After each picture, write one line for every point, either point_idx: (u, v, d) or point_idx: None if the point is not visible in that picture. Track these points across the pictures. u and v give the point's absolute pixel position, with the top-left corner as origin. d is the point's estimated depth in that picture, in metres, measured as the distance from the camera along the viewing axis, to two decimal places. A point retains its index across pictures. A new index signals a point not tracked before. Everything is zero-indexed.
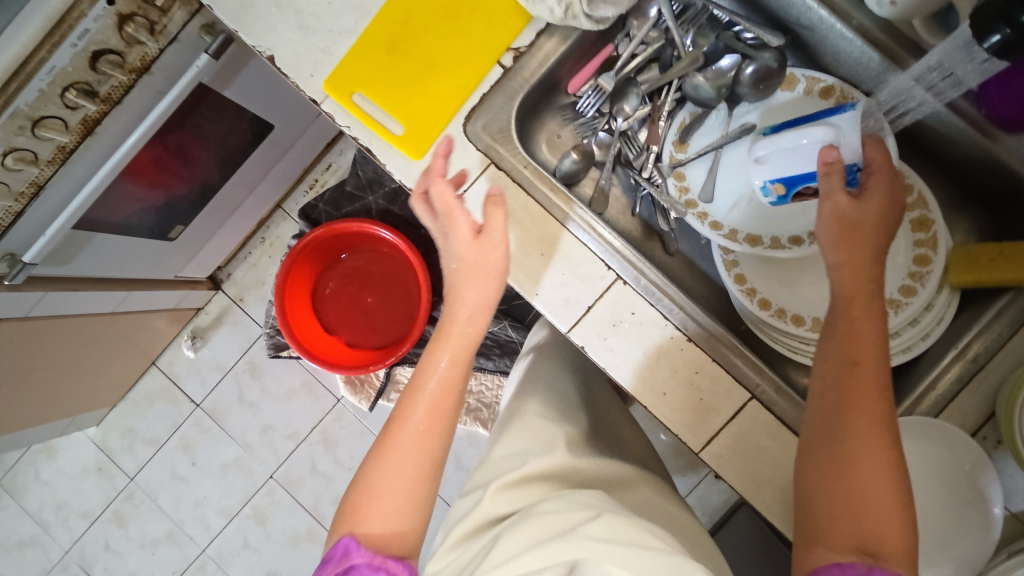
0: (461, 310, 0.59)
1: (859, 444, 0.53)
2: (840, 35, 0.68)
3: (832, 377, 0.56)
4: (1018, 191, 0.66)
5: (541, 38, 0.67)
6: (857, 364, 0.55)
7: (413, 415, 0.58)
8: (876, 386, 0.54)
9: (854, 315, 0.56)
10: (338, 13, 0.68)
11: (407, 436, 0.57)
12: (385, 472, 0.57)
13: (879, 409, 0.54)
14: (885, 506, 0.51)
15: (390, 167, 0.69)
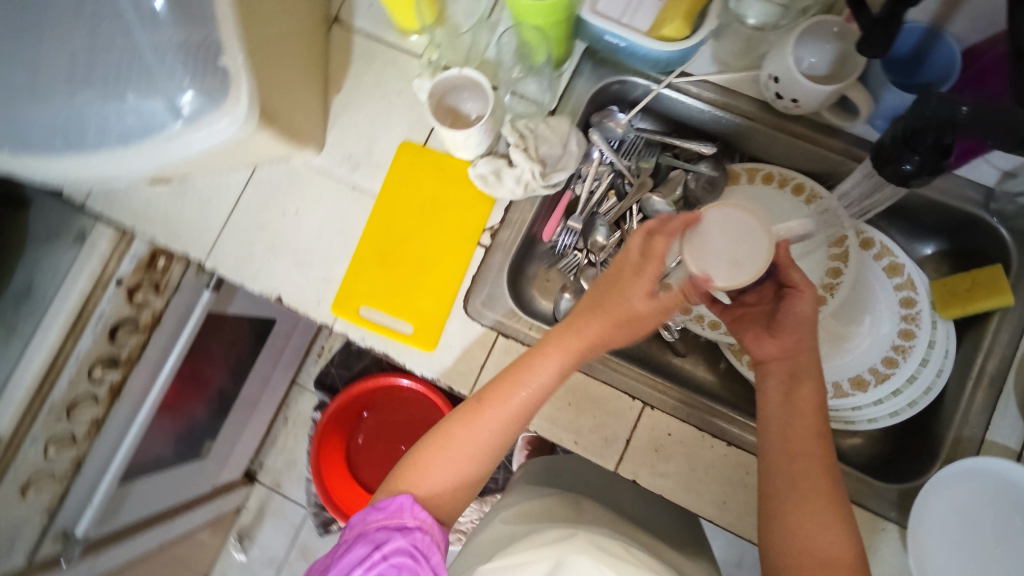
0: (605, 322, 0.60)
1: (812, 495, 0.56)
2: (761, 133, 0.76)
3: (789, 436, 0.59)
4: (964, 220, 0.72)
5: (509, 212, 0.76)
6: (805, 422, 0.59)
7: (513, 400, 0.60)
8: (816, 454, 0.57)
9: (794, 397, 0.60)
10: (329, 242, 0.76)
11: (480, 437, 0.61)
12: (456, 455, 0.61)
13: (829, 479, 0.56)
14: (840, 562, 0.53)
15: (409, 363, 0.74)
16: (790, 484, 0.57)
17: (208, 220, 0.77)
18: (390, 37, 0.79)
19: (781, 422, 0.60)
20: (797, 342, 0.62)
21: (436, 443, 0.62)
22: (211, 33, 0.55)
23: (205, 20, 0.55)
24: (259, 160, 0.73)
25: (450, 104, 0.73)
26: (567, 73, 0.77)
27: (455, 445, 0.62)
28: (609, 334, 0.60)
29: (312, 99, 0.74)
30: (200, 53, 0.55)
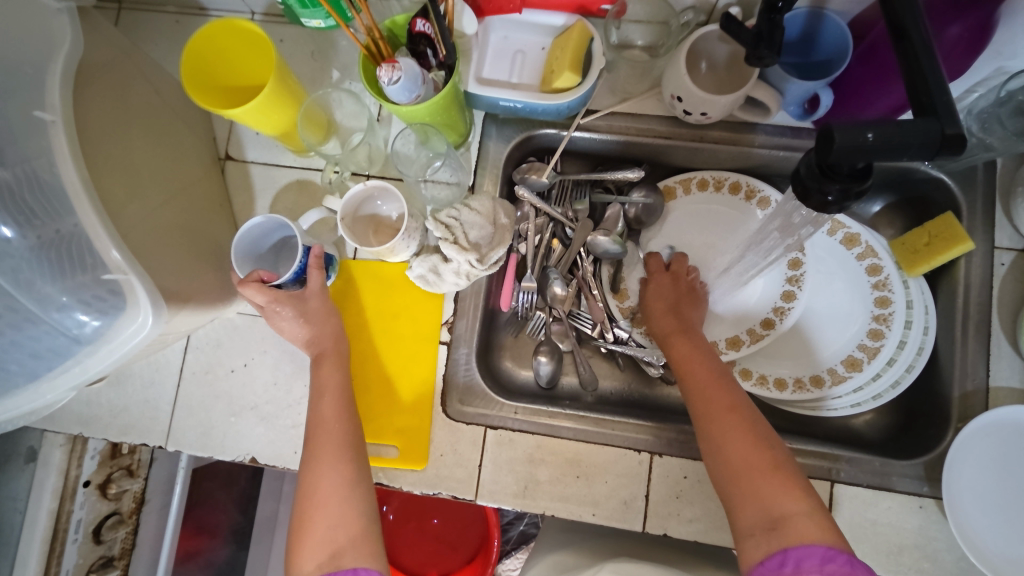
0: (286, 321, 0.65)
1: (716, 415, 0.56)
2: (679, 146, 0.74)
3: (682, 376, 0.61)
4: (902, 174, 0.71)
5: (459, 301, 0.73)
6: (686, 362, 0.62)
7: (324, 410, 0.62)
8: (714, 381, 0.59)
9: (673, 348, 0.64)
10: (288, 386, 0.72)
11: (325, 475, 0.57)
12: (317, 510, 0.56)
13: (724, 396, 0.57)
14: (764, 473, 0.52)
15: (404, 487, 0.69)
16: (697, 415, 0.57)
17: (157, 402, 0.74)
18: (288, 161, 0.76)
19: (677, 366, 0.62)
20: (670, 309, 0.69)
21: (300, 509, 0.56)
22: (66, 225, 0.51)
23: (60, 213, 0.51)
24: (188, 329, 0.70)
25: (366, 212, 0.70)
26: (473, 144, 0.75)
27: (312, 502, 0.57)
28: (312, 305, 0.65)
29: (222, 251, 0.71)
30: (54, 255, 0.51)
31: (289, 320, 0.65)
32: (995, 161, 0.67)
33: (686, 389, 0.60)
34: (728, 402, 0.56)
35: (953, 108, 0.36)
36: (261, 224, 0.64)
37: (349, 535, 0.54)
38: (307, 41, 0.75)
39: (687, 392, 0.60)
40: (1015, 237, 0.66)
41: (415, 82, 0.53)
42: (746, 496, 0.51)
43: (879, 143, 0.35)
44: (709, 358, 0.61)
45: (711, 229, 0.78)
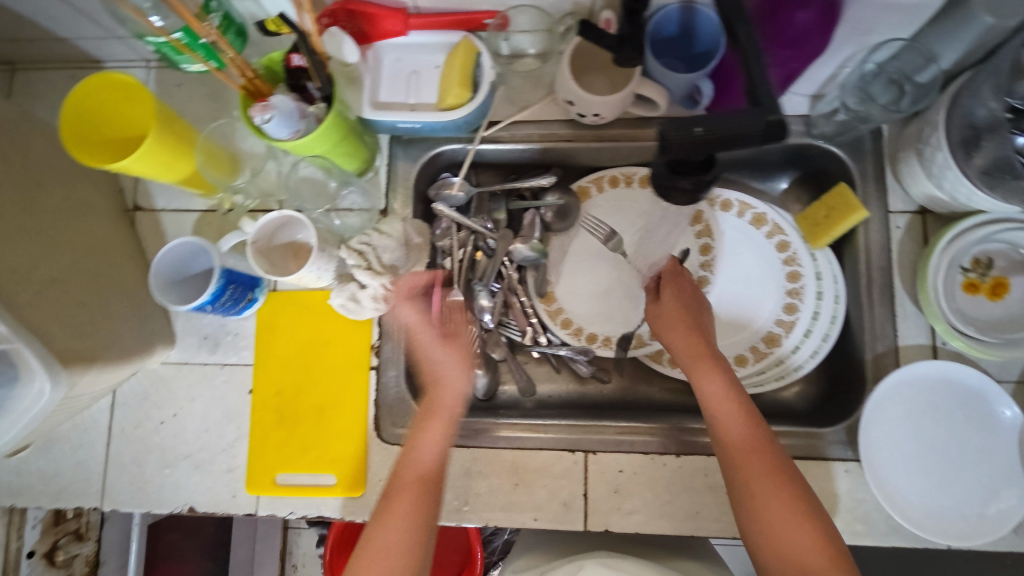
0: (429, 436, 0.61)
1: (763, 481, 0.56)
2: (584, 148, 0.76)
3: (721, 428, 0.59)
4: (797, 152, 0.73)
5: (383, 324, 0.73)
6: (726, 413, 0.60)
7: (422, 446, 0.61)
8: (757, 441, 0.58)
9: (708, 391, 0.61)
10: (220, 430, 0.71)
11: (395, 517, 0.57)
12: (375, 552, 0.56)
13: (765, 453, 0.57)
14: (807, 536, 0.53)
15: (346, 517, 0.69)
16: (742, 476, 0.57)
17: (89, 464, 0.72)
18: (199, 206, 0.75)
19: (716, 415, 0.60)
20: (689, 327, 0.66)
21: (360, 550, 0.56)
22: None
23: None
24: (109, 386, 0.69)
25: (284, 239, 0.67)
26: (382, 167, 0.76)
27: (371, 542, 0.56)
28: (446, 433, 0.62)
29: (140, 303, 0.71)
30: None
31: (431, 449, 0.61)
32: (881, 129, 0.69)
33: (728, 445, 0.58)
34: (772, 460, 0.57)
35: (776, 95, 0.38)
36: (182, 247, 0.64)
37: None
38: (206, 83, 0.75)
39: (728, 448, 0.58)
40: (908, 200, 0.68)
41: (290, 117, 0.53)
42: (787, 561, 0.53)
43: (708, 135, 0.37)
44: (747, 405, 0.60)
45: (626, 223, 0.80)
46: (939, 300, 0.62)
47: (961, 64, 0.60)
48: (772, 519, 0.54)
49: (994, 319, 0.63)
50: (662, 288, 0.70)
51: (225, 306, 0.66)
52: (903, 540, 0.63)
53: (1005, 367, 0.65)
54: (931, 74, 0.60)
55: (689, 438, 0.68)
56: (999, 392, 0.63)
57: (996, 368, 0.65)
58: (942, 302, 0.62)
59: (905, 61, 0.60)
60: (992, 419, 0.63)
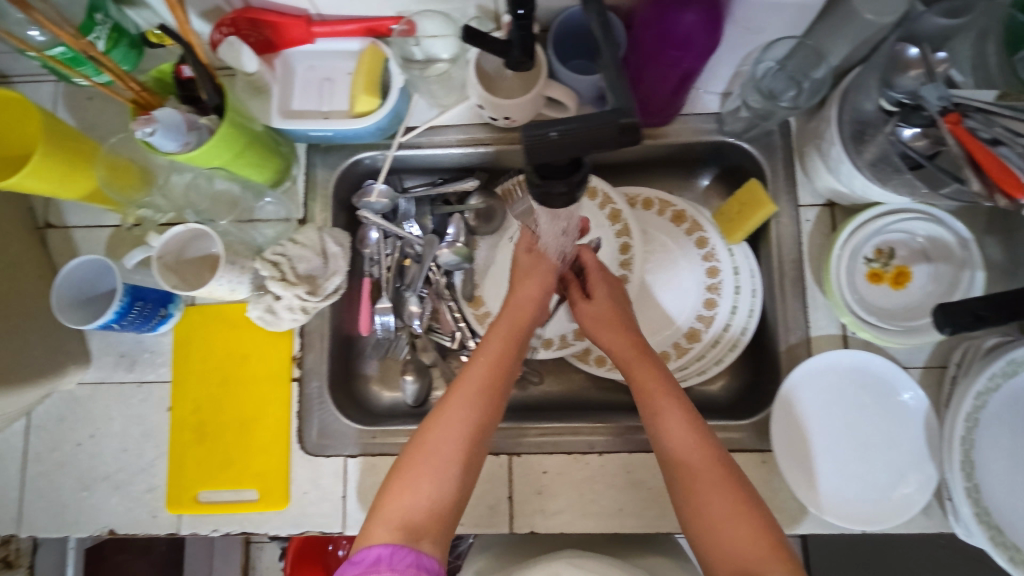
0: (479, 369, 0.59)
1: (704, 473, 0.54)
2: (504, 151, 0.76)
3: (658, 423, 0.57)
4: (712, 150, 0.74)
5: (305, 335, 0.72)
6: (665, 407, 0.57)
7: (469, 381, 0.58)
8: (695, 433, 0.56)
9: (644, 385, 0.59)
10: (139, 450, 0.70)
11: (427, 458, 0.55)
12: (398, 492, 0.54)
13: (700, 445, 0.55)
14: (746, 528, 0.51)
15: (271, 532, 0.68)
16: (681, 470, 0.55)
17: (3, 490, 0.70)
18: (112, 221, 0.74)
19: (648, 408, 0.58)
20: (619, 321, 0.65)
21: (389, 485, 0.54)
22: None
23: None
24: (20, 408, 0.68)
25: (195, 253, 0.66)
26: (300, 176, 0.75)
27: (403, 476, 0.54)
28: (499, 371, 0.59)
29: (50, 323, 0.69)
30: None
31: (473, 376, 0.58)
32: (789, 124, 0.71)
33: (665, 441, 0.56)
34: (708, 451, 0.55)
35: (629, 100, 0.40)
36: (87, 265, 0.64)
37: (432, 515, 0.53)
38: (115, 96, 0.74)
39: (666, 443, 0.56)
40: (817, 193, 0.70)
41: (177, 130, 0.52)
42: (728, 555, 0.51)
43: (563, 138, 0.38)
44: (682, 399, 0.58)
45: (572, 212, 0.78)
46: (843, 291, 0.64)
47: (848, 62, 0.62)
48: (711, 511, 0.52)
49: (898, 307, 0.64)
50: (587, 284, 0.68)
51: (135, 323, 0.66)
52: (818, 527, 0.64)
53: (913, 354, 0.67)
54: (824, 72, 0.61)
55: (611, 436, 0.69)
56: (904, 377, 0.64)
57: (904, 355, 0.67)
58: (845, 292, 0.64)
59: (801, 60, 0.62)
60: (898, 404, 0.65)
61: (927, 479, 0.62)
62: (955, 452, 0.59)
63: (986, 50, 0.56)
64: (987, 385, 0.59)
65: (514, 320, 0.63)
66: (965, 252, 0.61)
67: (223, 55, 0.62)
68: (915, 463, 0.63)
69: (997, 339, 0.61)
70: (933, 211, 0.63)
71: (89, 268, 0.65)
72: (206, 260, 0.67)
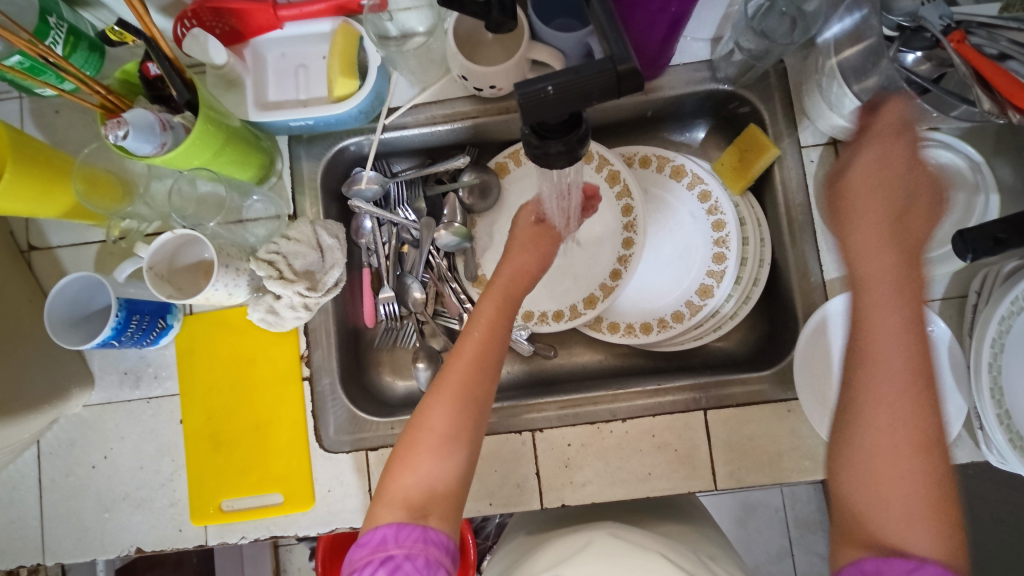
0: (471, 339, 0.59)
1: (902, 416, 0.44)
2: (491, 122, 0.73)
3: (874, 350, 0.45)
4: (707, 99, 0.72)
5: (310, 333, 0.70)
6: (893, 318, 0.45)
7: (464, 350, 0.58)
8: (915, 363, 0.45)
9: (875, 318, 0.46)
10: (156, 466, 0.69)
11: (428, 431, 0.54)
12: (405, 467, 0.53)
13: (920, 408, 0.43)
14: (928, 490, 0.42)
15: (299, 533, 0.68)
16: (870, 401, 0.45)
17: (24, 521, 0.69)
18: (97, 237, 0.71)
19: (865, 323, 0.46)
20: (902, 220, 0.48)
21: (392, 462, 0.55)
22: None
23: None
24: (28, 437, 0.66)
25: (187, 259, 0.64)
26: (285, 170, 0.72)
27: (405, 450, 0.54)
28: (495, 339, 0.60)
29: (47, 348, 0.67)
30: None
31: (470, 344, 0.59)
32: (784, 64, 0.68)
33: (873, 389, 0.45)
34: (926, 413, 0.44)
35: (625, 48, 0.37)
36: (75, 286, 0.62)
37: (442, 490, 0.53)
38: (84, 108, 0.70)
39: (874, 353, 0.45)
40: (818, 132, 0.67)
41: (150, 131, 0.50)
42: (884, 499, 0.43)
43: (559, 95, 0.36)
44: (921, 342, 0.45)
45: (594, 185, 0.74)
46: None
47: None
48: (871, 459, 0.44)
49: None
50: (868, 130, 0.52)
51: (135, 337, 0.64)
52: None
53: (931, 287, 0.65)
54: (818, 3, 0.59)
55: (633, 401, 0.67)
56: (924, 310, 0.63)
57: None
58: None
59: None
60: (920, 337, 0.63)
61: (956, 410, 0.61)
62: (982, 380, 0.58)
63: None
64: (1010, 309, 0.57)
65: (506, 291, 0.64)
66: (977, 175, 0.60)
67: (188, 49, 0.59)
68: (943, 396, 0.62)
69: (1016, 263, 0.60)
70: (938, 136, 0.61)
71: (78, 288, 0.62)
72: (200, 264, 0.65)
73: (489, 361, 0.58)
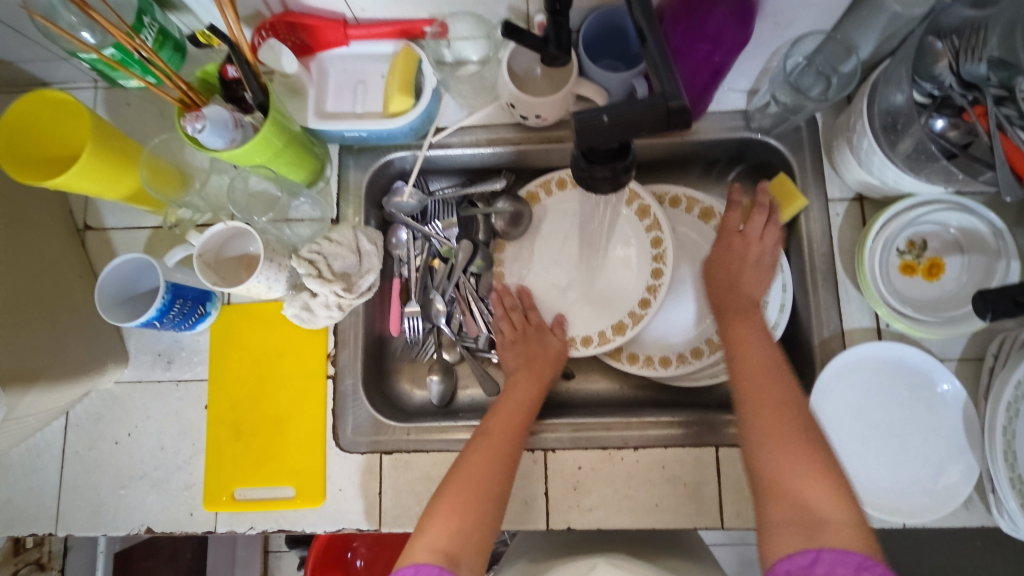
0: (505, 408, 0.66)
1: (761, 401, 0.57)
2: (531, 150, 0.77)
3: (743, 362, 0.61)
4: (739, 146, 0.75)
5: (339, 333, 0.73)
6: (741, 351, 0.62)
7: (498, 415, 0.65)
8: (767, 366, 0.60)
9: (734, 332, 0.64)
10: (176, 447, 0.71)
11: (463, 479, 0.58)
12: (439, 509, 0.56)
13: (783, 412, 0.56)
14: (810, 461, 0.53)
15: (307, 529, 0.68)
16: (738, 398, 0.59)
17: (42, 489, 0.71)
18: (150, 223, 0.75)
19: (733, 353, 0.63)
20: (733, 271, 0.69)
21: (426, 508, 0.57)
22: None
23: None
24: (60, 406, 0.69)
25: (232, 251, 0.67)
26: (333, 177, 0.76)
27: (439, 494, 0.57)
28: (526, 408, 0.67)
29: (89, 323, 0.70)
30: None
31: (505, 409, 0.66)
32: (817, 120, 0.71)
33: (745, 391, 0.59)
34: (787, 407, 0.56)
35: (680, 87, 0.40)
36: (127, 265, 0.65)
37: (472, 534, 0.54)
38: (154, 102, 0.75)
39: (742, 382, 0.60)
40: (845, 187, 0.70)
41: (224, 127, 0.54)
42: (771, 459, 0.54)
43: (613, 123, 0.39)
44: (774, 361, 0.60)
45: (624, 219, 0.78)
46: (877, 282, 0.64)
47: (878, 56, 0.64)
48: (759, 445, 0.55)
49: (931, 300, 0.65)
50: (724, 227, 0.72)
51: (175, 320, 0.66)
52: None
53: (948, 347, 0.66)
54: (853, 65, 0.63)
55: (646, 430, 0.69)
56: (941, 369, 0.64)
57: (939, 347, 0.66)
58: (880, 284, 0.64)
59: (829, 54, 0.63)
60: (936, 395, 0.64)
61: (969, 470, 0.61)
62: (996, 442, 0.58)
63: (1015, 44, 0.51)
64: None
65: (535, 376, 0.71)
66: (1000, 241, 0.62)
67: (262, 57, 0.64)
68: (955, 455, 0.62)
69: None
70: (964, 201, 0.63)
71: (130, 266, 0.65)
72: (242, 255, 0.68)
73: (518, 425, 0.64)
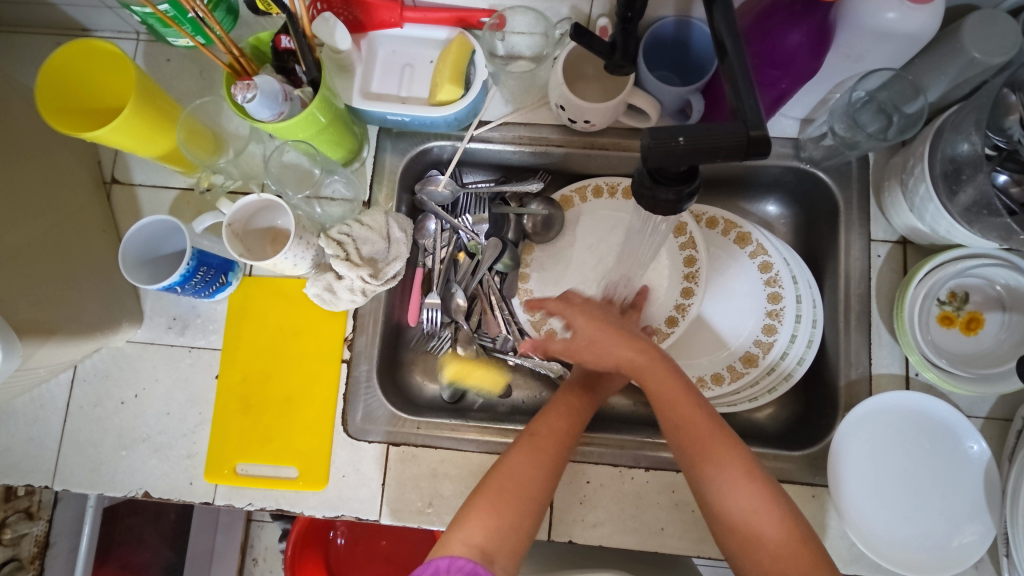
0: (559, 406, 0.64)
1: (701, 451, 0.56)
2: (573, 154, 0.76)
3: (661, 403, 0.59)
4: (785, 175, 0.73)
5: (359, 317, 0.72)
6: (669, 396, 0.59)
7: (551, 414, 0.63)
8: (699, 413, 0.58)
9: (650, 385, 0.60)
10: (182, 414, 0.70)
11: (507, 482, 0.57)
12: (479, 510, 0.56)
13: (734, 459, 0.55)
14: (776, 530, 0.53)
15: (305, 513, 0.68)
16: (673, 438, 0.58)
17: (42, 441, 0.70)
18: (178, 183, 0.74)
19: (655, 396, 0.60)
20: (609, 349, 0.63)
21: (466, 504, 0.57)
22: None
23: None
24: (69, 360, 0.67)
25: (259, 225, 0.66)
26: (368, 158, 0.75)
27: (481, 491, 0.57)
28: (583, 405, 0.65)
29: (107, 280, 0.69)
30: None
31: (559, 407, 0.64)
32: (869, 158, 0.69)
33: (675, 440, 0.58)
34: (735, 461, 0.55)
35: (762, 115, 0.39)
36: (152, 227, 0.63)
37: (507, 539, 0.55)
38: (196, 61, 0.73)
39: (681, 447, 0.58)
40: (890, 229, 0.69)
41: (273, 99, 0.52)
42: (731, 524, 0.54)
43: (689, 146, 0.37)
44: (697, 401, 0.59)
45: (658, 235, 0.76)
46: (914, 331, 0.63)
47: (944, 100, 0.63)
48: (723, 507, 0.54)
49: (965, 355, 0.64)
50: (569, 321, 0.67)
51: (196, 287, 0.65)
52: (866, 568, 0.63)
53: (976, 404, 0.65)
54: (919, 106, 0.61)
55: (660, 453, 0.67)
56: (968, 427, 0.63)
57: (966, 404, 0.65)
58: (918, 333, 0.62)
59: (895, 92, 0.61)
60: (961, 452, 0.63)
61: (985, 531, 0.60)
62: (1017, 508, 0.57)
63: None
64: None
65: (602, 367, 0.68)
66: None
67: (315, 30, 0.62)
68: (971, 514, 0.61)
69: None
70: (1015, 259, 0.62)
71: (156, 228, 0.63)
72: (269, 230, 0.66)
73: (571, 424, 0.62)
